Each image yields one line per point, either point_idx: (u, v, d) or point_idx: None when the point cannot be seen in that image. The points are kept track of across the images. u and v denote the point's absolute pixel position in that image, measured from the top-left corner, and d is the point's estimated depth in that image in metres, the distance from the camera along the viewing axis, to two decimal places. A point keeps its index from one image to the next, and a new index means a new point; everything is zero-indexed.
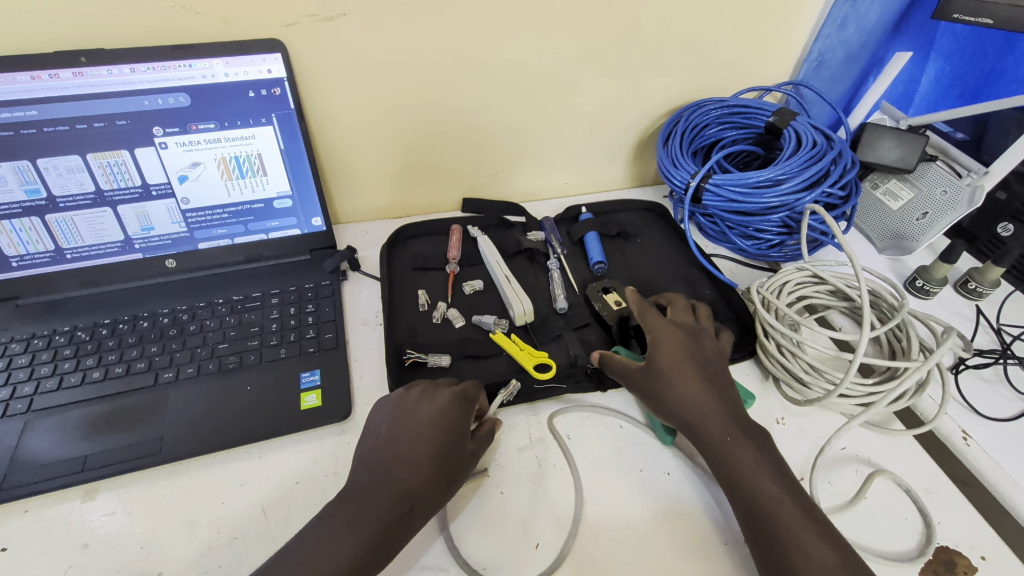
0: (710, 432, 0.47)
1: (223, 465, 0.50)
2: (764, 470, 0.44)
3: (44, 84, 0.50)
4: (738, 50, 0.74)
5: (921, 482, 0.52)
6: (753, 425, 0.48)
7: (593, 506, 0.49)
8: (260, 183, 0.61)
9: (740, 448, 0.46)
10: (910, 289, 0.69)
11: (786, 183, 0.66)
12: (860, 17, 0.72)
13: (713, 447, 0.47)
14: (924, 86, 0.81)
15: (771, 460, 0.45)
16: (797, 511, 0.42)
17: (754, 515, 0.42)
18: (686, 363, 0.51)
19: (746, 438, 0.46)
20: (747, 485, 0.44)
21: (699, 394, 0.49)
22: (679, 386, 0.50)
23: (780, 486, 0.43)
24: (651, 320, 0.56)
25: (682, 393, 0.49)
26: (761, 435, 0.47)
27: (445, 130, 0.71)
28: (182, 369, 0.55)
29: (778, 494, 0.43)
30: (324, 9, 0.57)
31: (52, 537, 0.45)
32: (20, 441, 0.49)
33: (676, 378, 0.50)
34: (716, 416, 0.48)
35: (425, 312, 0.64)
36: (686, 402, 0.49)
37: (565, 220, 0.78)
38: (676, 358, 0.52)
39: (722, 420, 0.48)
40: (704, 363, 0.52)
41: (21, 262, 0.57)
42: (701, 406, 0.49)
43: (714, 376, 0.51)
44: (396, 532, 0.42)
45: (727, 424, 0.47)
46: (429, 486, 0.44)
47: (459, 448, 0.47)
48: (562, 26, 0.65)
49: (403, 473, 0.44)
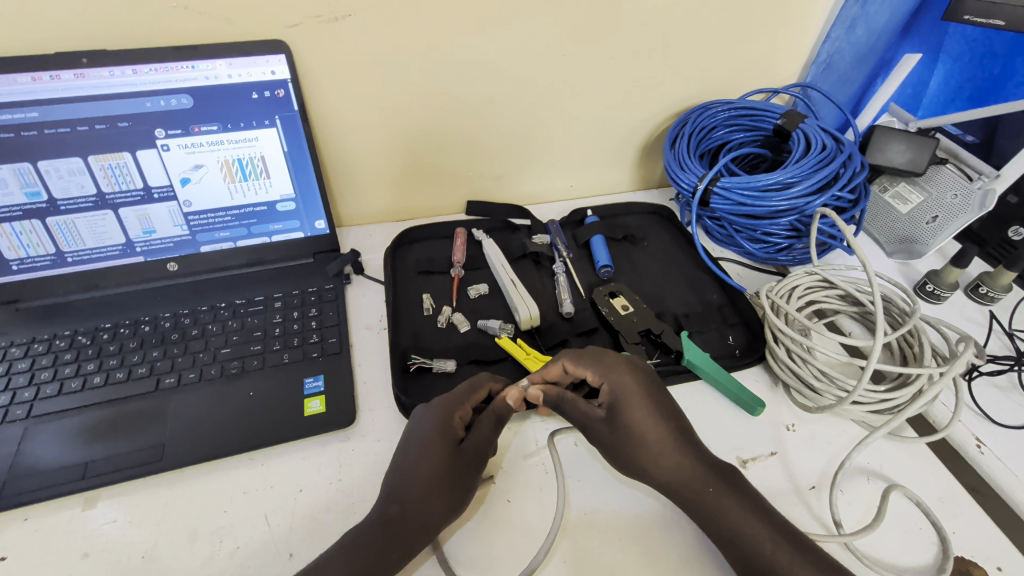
0: (690, 487, 0.46)
1: (226, 473, 0.49)
2: (751, 515, 0.43)
3: (45, 85, 0.49)
4: (747, 51, 0.73)
5: (935, 491, 0.51)
6: (726, 465, 0.47)
7: (601, 517, 0.48)
8: (264, 186, 0.60)
9: (724, 497, 0.44)
10: (920, 293, 0.68)
11: (796, 187, 0.65)
12: (869, 18, 0.71)
13: (696, 503, 0.45)
14: (933, 89, 0.80)
15: (756, 504, 0.44)
16: (788, 549, 0.41)
17: (755, 570, 0.41)
18: (649, 413, 0.49)
19: (726, 483, 0.45)
20: (739, 539, 0.42)
21: (670, 446, 0.47)
22: (649, 444, 0.48)
23: (772, 531, 0.42)
24: (603, 363, 0.52)
25: (653, 449, 0.47)
26: (735, 477, 0.46)
27: (449, 132, 0.70)
28: (184, 374, 0.54)
29: (766, 534, 0.42)
30: (330, 10, 0.56)
31: (52, 546, 0.44)
32: (20, 447, 0.48)
33: (645, 434, 0.48)
34: (690, 467, 0.46)
35: (430, 317, 0.63)
36: (659, 461, 0.47)
37: (570, 223, 0.77)
38: (638, 408, 0.49)
39: (699, 471, 0.46)
40: (664, 406, 0.50)
41: (22, 264, 0.57)
42: (674, 459, 0.47)
43: (676, 422, 0.50)
44: (408, 549, 0.42)
45: (703, 473, 0.46)
46: (431, 498, 0.44)
47: (445, 458, 0.46)
48: (569, 27, 0.64)
49: (409, 492, 0.45)
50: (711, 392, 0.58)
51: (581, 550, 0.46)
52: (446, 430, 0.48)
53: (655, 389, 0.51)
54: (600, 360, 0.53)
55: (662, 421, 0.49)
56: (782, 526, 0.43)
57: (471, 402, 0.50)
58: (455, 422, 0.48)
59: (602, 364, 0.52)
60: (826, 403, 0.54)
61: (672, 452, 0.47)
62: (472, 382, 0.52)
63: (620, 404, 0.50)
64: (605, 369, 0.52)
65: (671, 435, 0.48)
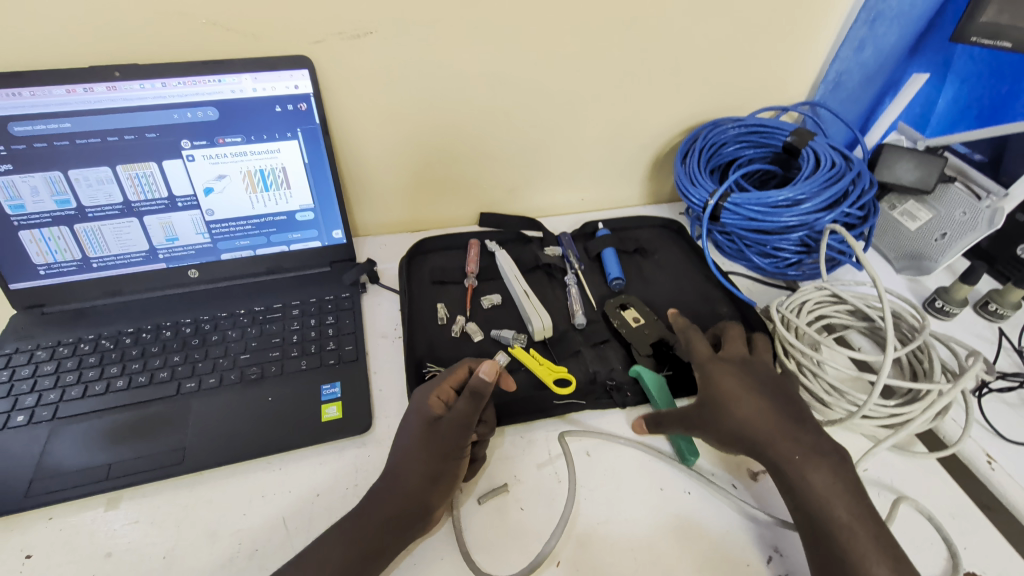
0: (778, 453, 0.48)
1: (244, 476, 0.50)
2: (835, 490, 0.45)
3: (79, 97, 0.51)
4: (756, 70, 0.75)
5: (945, 507, 0.51)
6: (828, 442, 0.48)
7: (614, 527, 0.49)
8: (284, 196, 0.62)
9: (811, 468, 0.46)
10: (930, 310, 0.68)
11: (806, 203, 0.66)
12: (878, 38, 0.72)
13: (784, 474, 0.47)
14: (941, 108, 0.81)
15: (843, 483, 0.45)
16: (864, 530, 0.43)
17: (827, 540, 0.43)
18: (746, 389, 0.52)
19: (818, 456, 0.47)
20: (821, 516, 0.44)
21: (762, 414, 0.50)
22: (742, 411, 0.51)
23: (852, 509, 0.44)
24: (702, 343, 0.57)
25: (743, 414, 0.50)
26: (835, 453, 0.47)
27: (464, 145, 0.72)
28: (204, 379, 0.56)
29: (845, 511, 0.44)
30: (352, 27, 0.58)
31: (75, 545, 0.45)
32: (45, 448, 0.49)
33: (738, 400, 0.51)
34: (783, 436, 0.49)
35: (444, 326, 0.64)
36: (751, 433, 0.49)
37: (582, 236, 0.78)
38: (733, 378, 0.53)
39: (791, 444, 0.48)
40: (760, 384, 0.52)
41: (49, 270, 0.58)
42: (765, 425, 0.49)
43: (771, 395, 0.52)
44: (390, 535, 0.44)
45: (795, 444, 0.48)
46: (409, 477, 0.47)
47: (420, 438, 0.48)
48: (583, 45, 0.66)
49: (392, 479, 0.47)
50: None
51: (593, 559, 0.47)
52: (423, 411, 0.50)
53: (753, 372, 0.54)
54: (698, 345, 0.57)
55: (760, 398, 0.51)
56: (867, 509, 0.44)
57: (447, 383, 0.52)
58: (431, 402, 0.50)
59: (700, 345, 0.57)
60: (835, 416, 0.55)
61: (769, 425, 0.49)
62: (453, 366, 0.53)
63: (716, 383, 0.53)
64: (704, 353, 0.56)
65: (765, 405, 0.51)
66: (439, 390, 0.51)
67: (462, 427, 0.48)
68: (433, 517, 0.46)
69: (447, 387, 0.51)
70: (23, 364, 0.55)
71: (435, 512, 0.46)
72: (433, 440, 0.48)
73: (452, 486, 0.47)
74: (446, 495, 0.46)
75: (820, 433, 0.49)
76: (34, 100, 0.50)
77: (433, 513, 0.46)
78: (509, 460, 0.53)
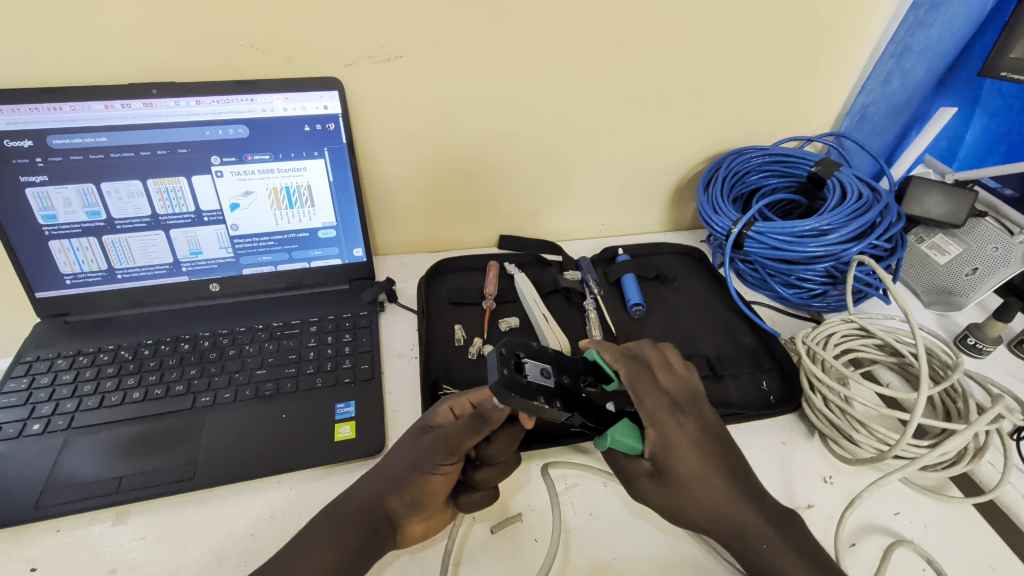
0: (745, 536, 0.43)
1: (255, 495, 0.49)
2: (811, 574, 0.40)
3: (116, 113, 0.53)
4: (780, 100, 0.75)
5: (984, 556, 0.48)
6: (793, 518, 0.44)
7: (632, 562, 0.47)
8: (308, 214, 0.62)
9: (779, 552, 0.42)
10: (962, 347, 0.66)
11: (833, 234, 0.65)
12: (905, 72, 0.72)
13: (752, 559, 0.43)
14: (968, 142, 0.80)
15: (817, 560, 0.41)
16: None
17: None
18: (705, 464, 0.45)
19: (789, 536, 0.42)
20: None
21: (724, 499, 0.44)
22: (703, 500, 0.44)
23: None
24: (650, 412, 0.46)
25: (705, 504, 0.44)
26: (799, 529, 0.43)
27: (485, 167, 0.72)
28: (219, 394, 0.55)
29: None
30: (383, 51, 0.59)
31: (81, 560, 0.44)
32: (58, 458, 0.49)
33: (697, 487, 0.44)
34: (749, 519, 0.43)
35: (461, 347, 0.63)
36: (714, 514, 0.44)
37: (505, 383, 0.38)
38: (688, 461, 0.45)
39: (756, 526, 0.43)
40: (719, 458, 0.45)
41: (75, 279, 0.59)
42: (729, 509, 0.44)
43: (733, 468, 0.45)
44: (356, 539, 0.43)
45: (761, 525, 0.43)
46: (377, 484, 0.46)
47: (408, 447, 0.47)
48: (608, 72, 0.66)
49: (373, 474, 0.46)
50: (745, 439, 0.57)
51: None
52: (426, 420, 0.47)
53: (709, 441, 0.46)
54: (649, 403, 0.46)
55: (720, 476, 0.45)
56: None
57: (467, 398, 0.47)
58: (440, 412, 0.47)
59: (650, 415, 0.46)
60: (864, 455, 0.53)
61: (729, 508, 0.44)
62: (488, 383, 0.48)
63: (672, 460, 0.45)
64: (657, 418, 0.46)
65: (723, 487, 0.44)
66: (454, 401, 0.47)
67: (448, 448, 0.44)
68: (406, 531, 0.44)
69: (465, 402, 0.47)
70: (43, 372, 0.56)
71: (403, 525, 0.44)
72: (419, 447, 0.46)
73: (414, 502, 0.44)
74: (417, 512, 0.44)
75: (782, 509, 0.44)
76: (73, 115, 0.52)
77: (406, 525, 0.44)
78: (524, 488, 0.52)
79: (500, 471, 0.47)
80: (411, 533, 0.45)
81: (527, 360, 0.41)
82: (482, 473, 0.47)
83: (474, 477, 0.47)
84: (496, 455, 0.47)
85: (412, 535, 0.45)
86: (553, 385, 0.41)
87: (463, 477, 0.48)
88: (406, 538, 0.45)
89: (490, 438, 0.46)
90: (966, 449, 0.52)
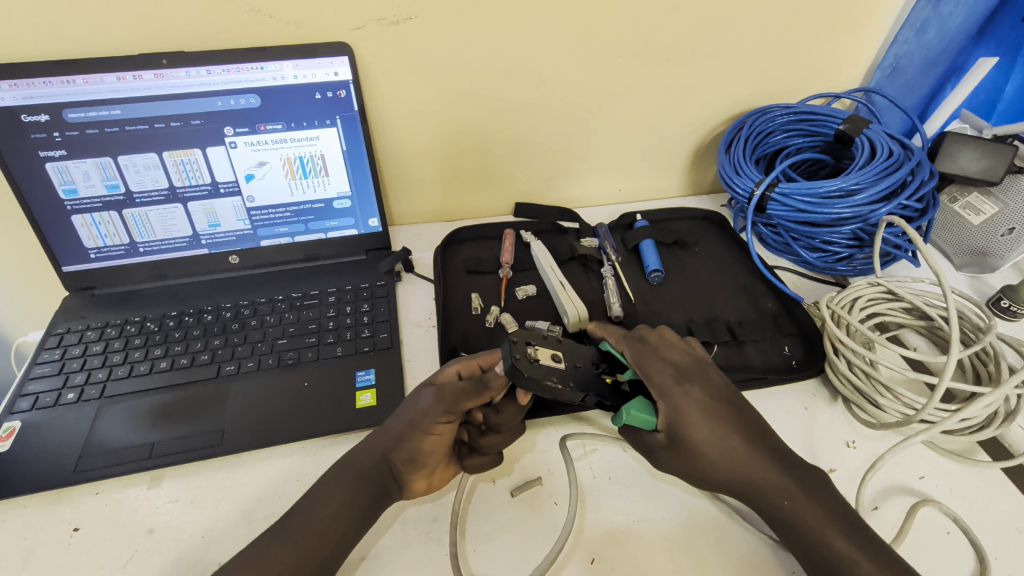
0: (766, 494, 0.43)
1: (280, 460, 0.51)
2: (830, 528, 0.41)
3: (128, 85, 0.52)
4: (808, 54, 0.71)
5: (1011, 519, 0.48)
6: (813, 470, 0.45)
7: (650, 524, 0.47)
8: (322, 183, 0.62)
9: (801, 509, 0.42)
10: (994, 309, 0.64)
11: (861, 194, 0.62)
12: (942, 19, 0.68)
13: (772, 514, 0.43)
14: (1009, 95, 0.74)
15: (838, 510, 0.42)
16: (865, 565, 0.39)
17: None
18: (720, 428, 0.45)
19: (809, 493, 0.42)
20: (824, 556, 0.40)
21: (743, 459, 0.44)
22: (719, 462, 0.44)
23: (853, 547, 0.40)
24: (662, 384, 0.46)
25: (723, 466, 0.44)
26: (819, 482, 0.44)
27: (498, 134, 0.71)
28: (243, 362, 0.56)
29: (844, 547, 0.40)
30: (392, 13, 0.57)
31: (119, 520, 0.46)
32: (93, 426, 0.51)
33: (713, 451, 0.44)
34: (768, 476, 0.43)
35: (478, 316, 0.63)
36: (735, 475, 0.44)
37: (513, 367, 0.42)
38: (703, 426, 0.45)
39: (775, 481, 0.43)
40: (736, 421, 0.46)
41: (99, 253, 0.60)
42: (748, 469, 0.44)
43: (750, 429, 0.46)
44: (371, 493, 0.44)
45: (782, 482, 0.43)
46: (378, 445, 0.46)
47: (407, 407, 0.47)
48: (625, 29, 0.64)
49: (378, 435, 0.47)
50: (768, 405, 0.56)
51: (628, 554, 0.45)
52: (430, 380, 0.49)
53: (725, 406, 0.46)
54: (657, 377, 0.46)
55: (736, 438, 0.45)
56: (866, 536, 0.41)
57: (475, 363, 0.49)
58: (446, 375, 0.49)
59: (661, 387, 0.46)
60: (889, 419, 0.52)
61: (749, 468, 0.44)
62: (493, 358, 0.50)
63: (685, 430, 0.44)
64: (666, 388, 0.46)
65: (740, 448, 0.44)
66: (462, 364, 0.49)
67: (446, 404, 0.46)
68: (410, 485, 0.45)
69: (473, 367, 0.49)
70: (74, 344, 0.57)
71: (406, 480, 0.45)
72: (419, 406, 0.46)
73: (414, 460, 0.45)
74: (417, 469, 0.45)
75: (803, 464, 0.45)
76: (87, 87, 0.52)
77: (410, 481, 0.45)
78: (543, 454, 0.52)
79: (505, 438, 0.49)
80: (415, 488, 0.46)
81: (538, 347, 0.45)
82: (488, 438, 0.48)
83: (478, 441, 0.48)
84: (503, 425, 0.49)
85: (415, 490, 0.46)
86: (564, 368, 0.45)
87: (469, 442, 0.49)
88: (411, 492, 0.46)
89: (498, 408, 0.49)
90: (997, 412, 0.51)
